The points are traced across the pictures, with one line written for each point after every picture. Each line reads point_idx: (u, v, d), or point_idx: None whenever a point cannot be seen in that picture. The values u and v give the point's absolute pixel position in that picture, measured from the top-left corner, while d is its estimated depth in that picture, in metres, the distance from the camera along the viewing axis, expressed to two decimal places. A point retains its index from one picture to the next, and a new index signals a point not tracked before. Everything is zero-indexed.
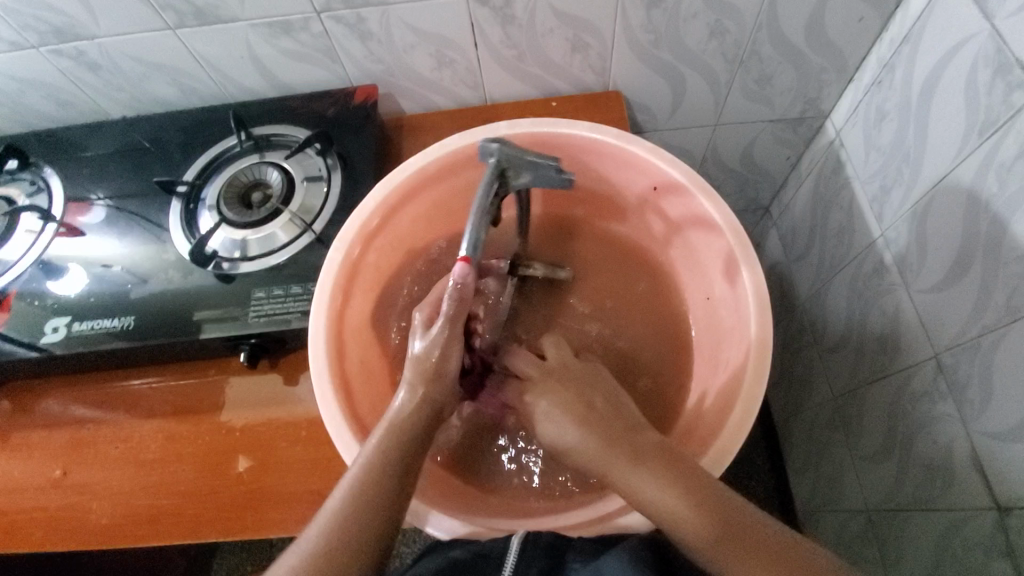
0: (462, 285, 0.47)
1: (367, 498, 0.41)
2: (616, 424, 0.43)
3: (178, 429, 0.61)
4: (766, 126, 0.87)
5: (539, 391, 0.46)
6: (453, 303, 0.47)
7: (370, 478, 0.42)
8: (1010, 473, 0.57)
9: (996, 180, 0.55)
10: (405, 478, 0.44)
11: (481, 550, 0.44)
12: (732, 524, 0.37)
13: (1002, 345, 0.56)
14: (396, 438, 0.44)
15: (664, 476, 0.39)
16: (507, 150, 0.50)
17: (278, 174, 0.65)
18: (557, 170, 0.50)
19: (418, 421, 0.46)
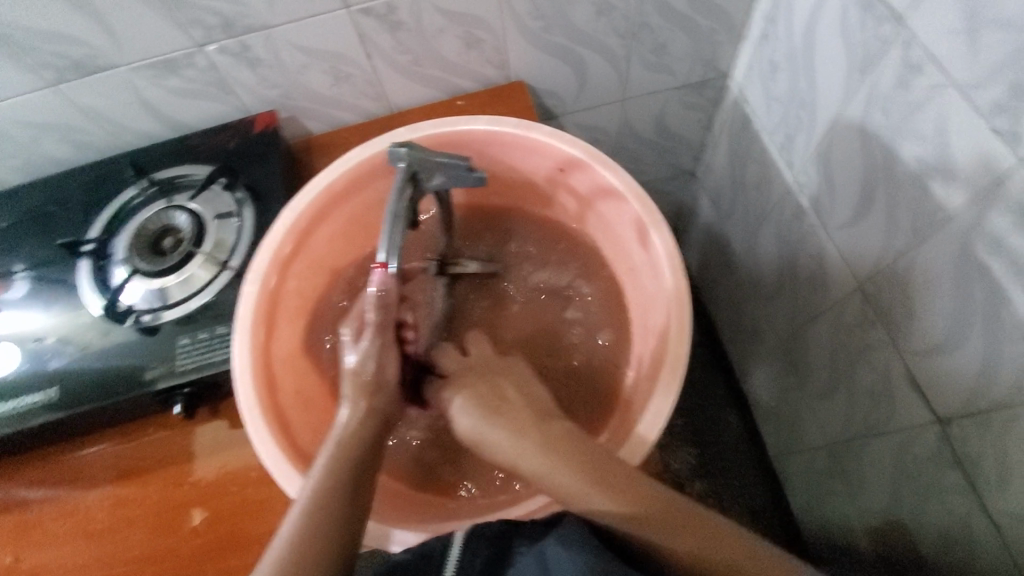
0: (385, 293, 0.48)
1: (325, 518, 0.39)
2: (539, 422, 0.43)
3: (127, 493, 0.58)
4: (673, 93, 0.89)
5: (459, 404, 0.46)
6: (378, 311, 0.48)
7: (324, 494, 0.40)
8: (943, 384, 0.59)
9: (880, 111, 0.57)
10: (359, 491, 0.42)
11: (424, 551, 0.43)
12: (650, 501, 0.39)
13: (914, 265, 0.58)
14: (346, 451, 0.43)
15: (583, 463, 0.40)
16: (418, 154, 0.49)
17: (186, 216, 0.63)
18: (468, 168, 0.49)
19: (367, 431, 0.45)
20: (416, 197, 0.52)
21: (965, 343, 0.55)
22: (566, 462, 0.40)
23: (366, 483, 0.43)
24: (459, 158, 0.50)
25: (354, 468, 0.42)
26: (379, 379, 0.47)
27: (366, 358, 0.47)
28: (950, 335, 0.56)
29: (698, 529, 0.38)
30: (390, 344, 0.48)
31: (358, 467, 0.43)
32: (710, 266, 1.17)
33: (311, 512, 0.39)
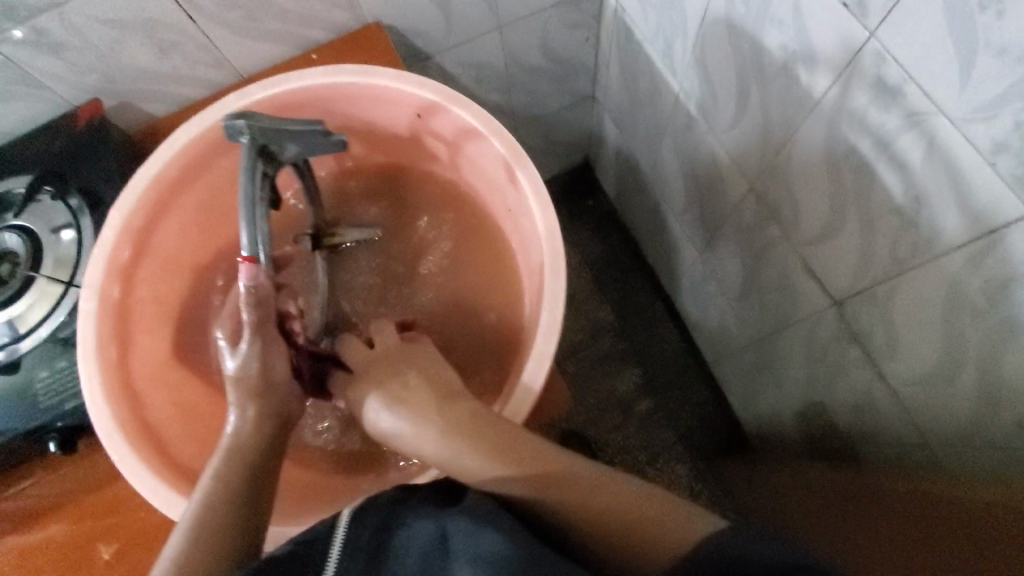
0: (257, 288, 0.44)
1: (217, 522, 0.37)
2: (447, 402, 0.43)
3: (22, 543, 0.54)
4: (551, 13, 0.84)
5: (371, 395, 0.46)
6: (253, 310, 0.44)
7: (217, 499, 0.38)
8: (833, 269, 0.61)
9: (742, 0, 0.55)
10: (259, 493, 0.40)
11: (303, 538, 0.36)
12: (550, 474, 0.38)
13: (794, 156, 0.58)
14: (241, 455, 0.41)
15: (487, 443, 0.40)
16: (258, 125, 0.44)
17: (17, 236, 0.55)
18: (326, 135, 0.49)
19: (262, 433, 0.43)
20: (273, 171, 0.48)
21: (846, 226, 0.56)
22: (468, 439, 0.41)
23: (267, 484, 0.41)
24: (307, 125, 0.48)
25: (251, 470, 0.41)
26: (264, 379, 0.44)
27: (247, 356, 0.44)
28: (833, 221, 0.57)
29: (600, 495, 0.37)
30: (273, 340, 0.45)
31: (255, 470, 0.41)
32: (624, 189, 1.16)
33: (203, 519, 0.37)
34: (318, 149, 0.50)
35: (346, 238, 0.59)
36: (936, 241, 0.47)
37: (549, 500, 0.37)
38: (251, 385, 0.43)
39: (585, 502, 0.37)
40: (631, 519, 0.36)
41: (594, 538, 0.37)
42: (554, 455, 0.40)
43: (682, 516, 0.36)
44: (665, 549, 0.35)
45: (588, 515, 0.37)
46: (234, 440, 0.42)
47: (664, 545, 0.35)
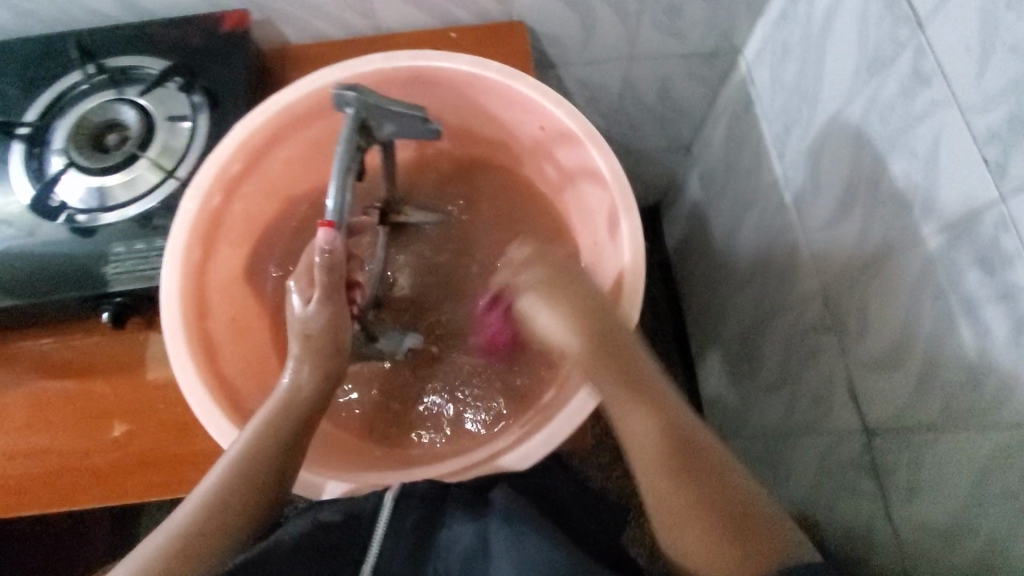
0: (330, 252, 0.44)
1: (247, 471, 0.41)
2: (617, 341, 0.45)
3: (48, 394, 0.56)
4: (680, 61, 0.84)
5: (549, 301, 0.47)
6: (325, 272, 0.44)
7: (253, 450, 0.41)
8: (877, 399, 0.60)
9: (879, 118, 0.55)
10: (292, 453, 0.43)
11: (352, 510, 0.43)
12: (687, 447, 0.43)
13: (878, 280, 0.58)
14: (286, 413, 0.43)
15: (637, 398, 0.44)
16: (367, 99, 0.46)
17: (134, 112, 0.58)
18: (424, 121, 0.48)
19: (311, 394, 0.44)
20: (366, 144, 0.50)
21: (906, 363, 0.55)
22: (648, 394, 0.45)
23: (303, 444, 0.44)
24: (408, 108, 0.48)
25: (292, 428, 0.43)
26: (326, 340, 0.45)
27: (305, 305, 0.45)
28: (894, 354, 0.57)
29: (710, 483, 0.42)
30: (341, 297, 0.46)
31: (295, 429, 0.43)
32: (687, 244, 1.16)
33: (238, 464, 0.41)
34: (416, 134, 0.49)
35: (410, 218, 0.60)
36: (992, 409, 0.47)
37: (655, 474, 0.43)
38: (312, 340, 0.44)
39: (694, 494, 0.42)
40: (719, 542, 0.41)
41: (681, 527, 0.42)
42: (692, 433, 0.44)
43: (776, 540, 0.41)
44: (738, 564, 0.40)
45: (683, 506, 0.42)
46: (284, 395, 0.44)
47: (739, 561, 0.40)
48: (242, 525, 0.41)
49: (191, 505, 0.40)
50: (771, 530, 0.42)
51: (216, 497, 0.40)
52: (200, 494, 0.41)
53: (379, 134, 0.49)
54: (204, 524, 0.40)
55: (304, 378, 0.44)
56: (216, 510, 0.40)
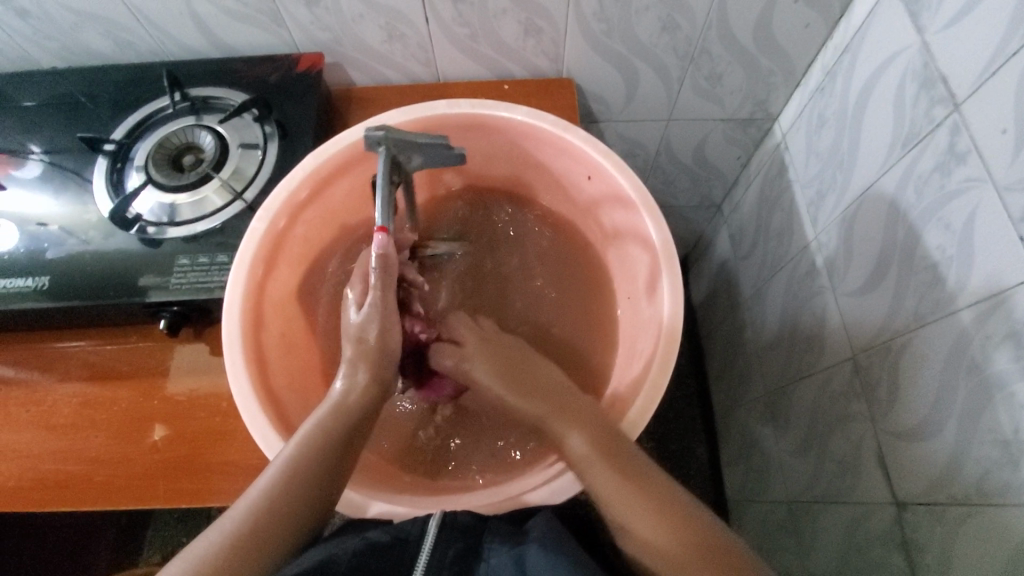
0: (386, 254, 0.47)
1: (303, 481, 0.40)
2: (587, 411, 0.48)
3: (96, 395, 0.59)
4: (717, 125, 0.88)
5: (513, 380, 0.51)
6: (380, 274, 0.47)
7: (307, 458, 0.41)
8: (909, 471, 0.60)
9: (914, 191, 0.57)
10: (345, 457, 0.43)
11: (399, 534, 0.43)
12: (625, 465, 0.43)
13: (909, 349, 0.58)
14: (339, 416, 0.44)
15: (587, 430, 0.46)
16: (393, 137, 0.49)
17: (212, 138, 0.64)
18: (450, 147, 0.52)
19: (362, 401, 0.45)
20: (399, 177, 0.53)
21: (940, 434, 0.55)
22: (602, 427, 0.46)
23: (353, 452, 0.44)
24: (432, 139, 0.51)
25: (342, 436, 0.43)
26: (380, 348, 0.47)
27: (367, 324, 0.47)
28: (927, 424, 0.57)
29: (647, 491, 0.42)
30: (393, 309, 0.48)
31: (345, 438, 0.43)
32: (714, 300, 1.17)
33: (292, 471, 0.40)
34: (444, 159, 0.53)
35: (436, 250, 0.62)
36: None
37: (609, 475, 0.43)
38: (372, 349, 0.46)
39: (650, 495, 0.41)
40: (674, 519, 0.40)
41: (644, 537, 0.40)
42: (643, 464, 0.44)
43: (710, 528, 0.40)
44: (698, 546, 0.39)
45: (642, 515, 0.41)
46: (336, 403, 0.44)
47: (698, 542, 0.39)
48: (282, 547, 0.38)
49: (240, 515, 0.38)
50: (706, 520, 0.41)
51: (266, 508, 0.38)
52: (251, 501, 0.39)
53: (408, 165, 0.53)
54: (256, 536, 0.37)
55: (356, 383, 0.45)
56: (267, 521, 0.38)
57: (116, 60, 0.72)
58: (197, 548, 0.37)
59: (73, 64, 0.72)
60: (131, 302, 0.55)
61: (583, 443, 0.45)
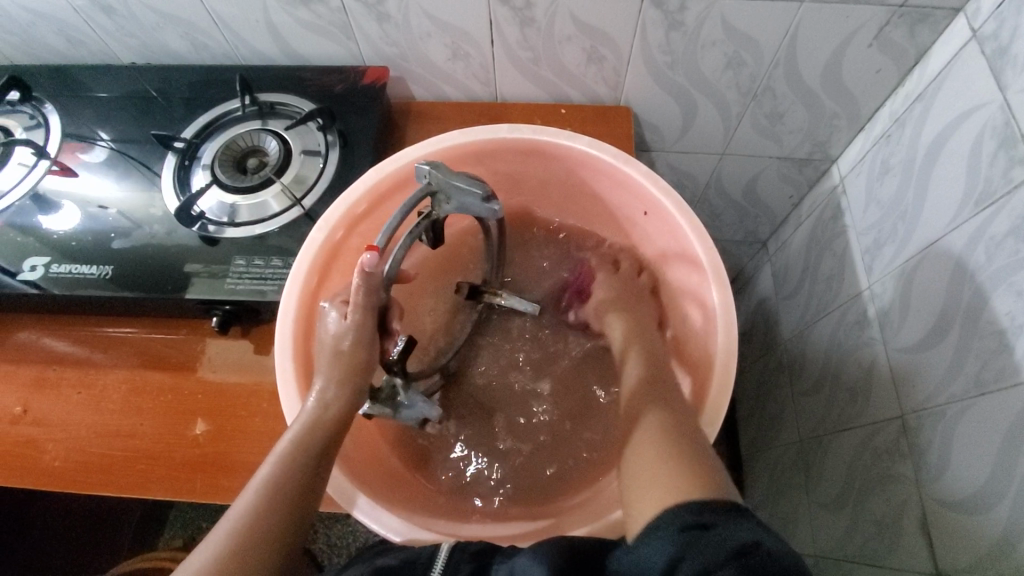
0: (370, 275, 0.44)
1: (277, 498, 0.40)
2: (667, 384, 0.49)
3: (144, 383, 0.61)
4: (772, 162, 0.86)
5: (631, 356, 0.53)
6: (362, 296, 0.45)
7: (282, 474, 0.41)
8: (956, 543, 0.57)
9: (985, 252, 0.55)
10: (320, 469, 0.43)
11: (408, 557, 0.44)
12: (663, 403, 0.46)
13: (967, 415, 0.56)
14: (310, 433, 0.43)
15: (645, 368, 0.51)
16: (440, 175, 0.48)
17: (277, 143, 0.66)
18: (483, 200, 0.48)
19: (335, 415, 0.45)
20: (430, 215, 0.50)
21: (993, 509, 0.53)
22: (665, 396, 0.47)
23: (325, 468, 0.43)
24: (470, 185, 0.48)
25: (314, 453, 0.43)
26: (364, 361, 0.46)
27: (342, 334, 0.47)
28: (980, 496, 0.54)
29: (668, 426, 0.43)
30: None
31: (318, 455, 0.43)
32: (751, 337, 1.14)
33: (268, 489, 0.40)
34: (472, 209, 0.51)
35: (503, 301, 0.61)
36: None
37: (642, 426, 0.44)
38: (342, 361, 0.46)
39: (662, 445, 0.41)
40: (683, 467, 0.39)
41: (642, 480, 0.40)
42: (685, 430, 0.43)
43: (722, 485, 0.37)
44: (684, 490, 0.37)
45: (645, 466, 0.40)
46: (306, 416, 0.44)
47: (685, 488, 0.37)
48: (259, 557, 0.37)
49: (217, 539, 0.37)
50: (718, 480, 0.38)
51: (245, 528, 0.38)
52: (227, 525, 0.38)
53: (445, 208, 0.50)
54: (236, 552, 0.37)
55: (329, 395, 0.45)
56: (247, 537, 0.37)
57: (191, 61, 0.75)
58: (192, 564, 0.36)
59: (150, 61, 0.75)
60: (176, 296, 0.57)
61: (637, 407, 0.46)
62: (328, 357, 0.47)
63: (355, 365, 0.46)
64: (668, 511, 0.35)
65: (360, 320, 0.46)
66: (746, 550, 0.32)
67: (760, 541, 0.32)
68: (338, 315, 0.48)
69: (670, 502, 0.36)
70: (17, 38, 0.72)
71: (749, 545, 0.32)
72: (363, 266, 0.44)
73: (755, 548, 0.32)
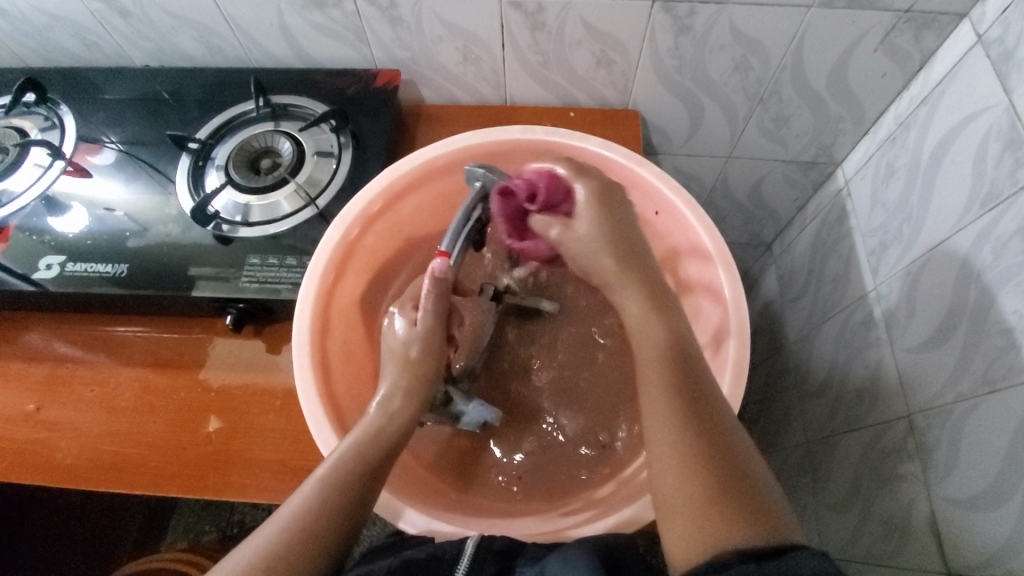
0: (443, 278, 0.50)
1: (330, 504, 0.39)
2: (703, 382, 0.43)
3: (157, 382, 0.61)
4: (777, 165, 0.87)
5: (650, 342, 0.46)
6: (433, 300, 0.50)
7: (335, 481, 0.40)
8: (966, 542, 0.58)
9: (991, 252, 0.55)
10: (373, 484, 0.42)
11: (434, 552, 0.45)
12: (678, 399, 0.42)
13: (975, 414, 0.56)
14: (375, 441, 0.44)
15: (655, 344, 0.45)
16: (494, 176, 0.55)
17: (290, 144, 0.67)
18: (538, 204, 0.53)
19: (395, 429, 0.45)
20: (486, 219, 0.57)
21: (1003, 507, 0.53)
22: (705, 405, 0.42)
23: (376, 487, 0.43)
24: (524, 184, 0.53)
25: (372, 461, 0.43)
26: (424, 368, 0.48)
27: (409, 340, 0.49)
28: (989, 495, 0.55)
29: (681, 442, 0.40)
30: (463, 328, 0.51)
31: (373, 464, 0.43)
32: (756, 341, 1.14)
33: (324, 491, 0.40)
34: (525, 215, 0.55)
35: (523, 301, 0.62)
36: None
37: (677, 445, 0.40)
38: (411, 367, 0.48)
39: (711, 476, 0.38)
40: (703, 505, 0.37)
41: (674, 514, 0.38)
42: (735, 454, 0.39)
43: (774, 520, 0.36)
44: (735, 532, 0.35)
45: (681, 501, 0.38)
46: (368, 426, 0.45)
47: (735, 529, 0.35)
48: (311, 563, 0.37)
49: (271, 533, 0.38)
50: (762, 513, 0.36)
51: (301, 526, 0.38)
52: (282, 520, 0.38)
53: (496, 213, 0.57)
54: (287, 550, 0.37)
55: (393, 405, 0.46)
56: (298, 540, 0.37)
57: (203, 63, 0.75)
58: (231, 562, 0.36)
59: (164, 63, 0.76)
60: (186, 295, 0.58)
61: (666, 420, 0.41)
62: (394, 357, 0.49)
63: (421, 375, 0.48)
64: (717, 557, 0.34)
65: (430, 322, 0.50)
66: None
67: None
68: (405, 320, 0.50)
69: (719, 544, 0.35)
70: (34, 41, 0.73)
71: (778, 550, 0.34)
72: (435, 270, 0.50)
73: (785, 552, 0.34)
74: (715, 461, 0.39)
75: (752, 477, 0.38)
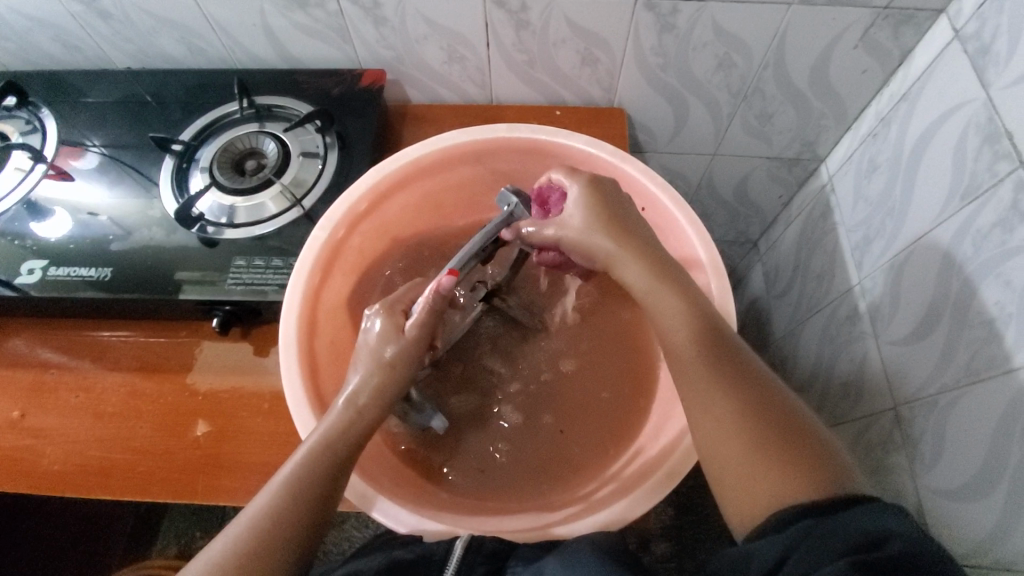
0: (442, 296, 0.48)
1: (297, 501, 0.40)
2: (729, 338, 0.45)
3: (143, 386, 0.60)
4: (762, 162, 0.88)
5: (675, 322, 0.46)
6: (428, 313, 0.47)
7: (301, 480, 0.40)
8: (951, 532, 0.59)
9: (972, 244, 0.56)
10: (338, 478, 0.42)
11: (423, 553, 0.45)
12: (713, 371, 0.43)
13: (958, 405, 0.57)
14: (341, 436, 0.43)
15: (683, 313, 0.46)
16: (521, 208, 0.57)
17: (275, 145, 0.66)
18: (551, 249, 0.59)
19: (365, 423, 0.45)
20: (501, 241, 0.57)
21: (988, 496, 0.54)
22: (747, 369, 0.44)
23: (342, 480, 0.43)
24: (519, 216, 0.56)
25: (338, 457, 0.42)
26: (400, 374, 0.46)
27: (385, 342, 0.47)
28: (974, 485, 0.56)
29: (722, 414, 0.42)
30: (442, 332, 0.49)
31: (340, 461, 0.42)
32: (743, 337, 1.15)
33: (289, 489, 0.40)
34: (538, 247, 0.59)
35: (509, 307, 0.61)
36: None
37: (722, 409, 0.42)
38: (386, 369, 0.46)
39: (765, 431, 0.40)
40: (761, 470, 0.39)
41: (733, 486, 0.40)
42: (777, 405, 0.42)
43: (833, 464, 0.38)
44: (798, 490, 0.37)
45: (737, 470, 0.40)
46: (336, 422, 0.44)
47: (798, 486, 0.37)
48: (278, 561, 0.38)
49: (235, 533, 0.38)
50: (820, 465, 0.38)
51: (265, 526, 0.38)
52: (247, 519, 0.39)
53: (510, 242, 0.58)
54: (251, 548, 0.37)
55: (360, 401, 0.45)
56: (263, 539, 0.38)
57: (187, 65, 0.75)
58: (199, 563, 0.37)
59: (146, 65, 0.75)
60: (171, 298, 0.57)
61: (712, 397, 0.43)
62: (364, 350, 0.47)
63: (397, 377, 0.46)
64: (783, 513, 0.36)
65: (417, 332, 0.47)
66: (870, 545, 0.32)
67: (887, 536, 0.32)
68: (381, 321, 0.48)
69: (789, 501, 0.37)
70: (13, 43, 0.72)
71: (871, 538, 0.32)
72: (439, 287, 0.48)
73: (879, 542, 0.32)
74: (763, 425, 0.40)
75: (798, 420, 0.41)
